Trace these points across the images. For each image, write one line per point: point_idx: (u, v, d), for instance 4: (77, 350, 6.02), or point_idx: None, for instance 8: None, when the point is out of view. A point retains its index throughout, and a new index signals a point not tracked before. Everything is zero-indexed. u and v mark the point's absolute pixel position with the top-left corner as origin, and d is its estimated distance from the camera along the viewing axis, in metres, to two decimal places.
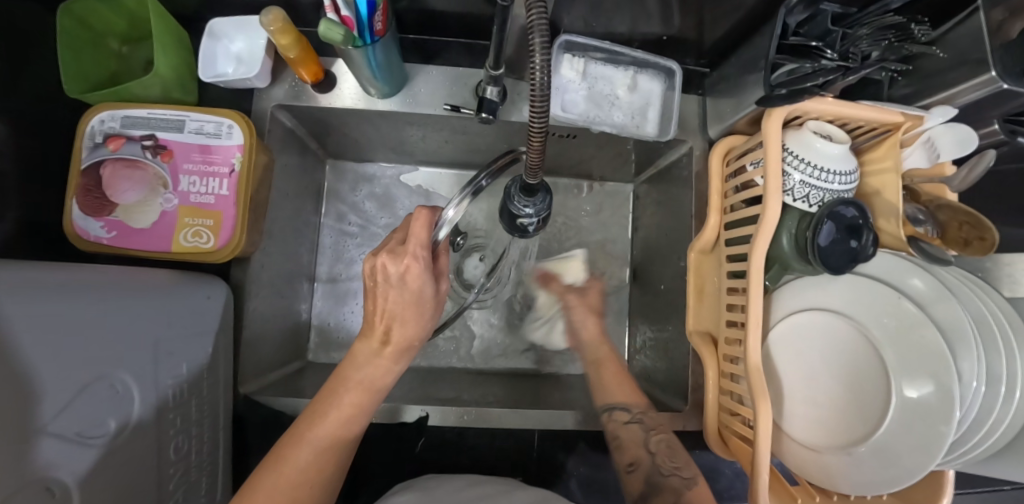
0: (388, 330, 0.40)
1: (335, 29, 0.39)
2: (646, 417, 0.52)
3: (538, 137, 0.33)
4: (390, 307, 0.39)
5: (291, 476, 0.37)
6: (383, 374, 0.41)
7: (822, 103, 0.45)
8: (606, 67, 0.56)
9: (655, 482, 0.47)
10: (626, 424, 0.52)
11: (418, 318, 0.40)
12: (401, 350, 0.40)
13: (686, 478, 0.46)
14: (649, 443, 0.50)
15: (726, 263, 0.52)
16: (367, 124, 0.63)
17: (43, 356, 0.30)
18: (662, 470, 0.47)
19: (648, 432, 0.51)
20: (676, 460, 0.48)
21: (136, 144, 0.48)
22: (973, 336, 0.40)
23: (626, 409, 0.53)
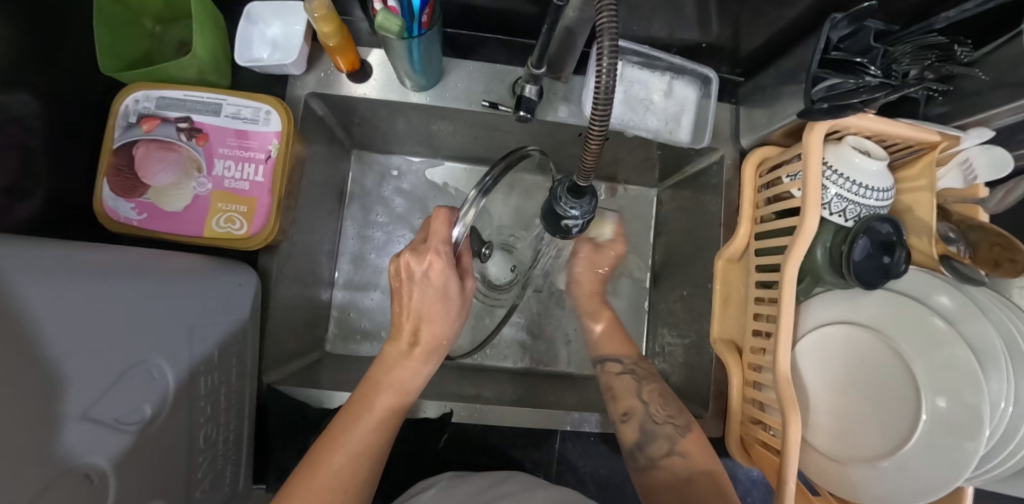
0: (418, 329, 0.42)
1: (391, 20, 0.39)
2: (637, 368, 0.57)
3: (596, 140, 0.33)
4: (417, 308, 0.42)
5: (330, 479, 0.36)
6: (413, 374, 0.42)
7: (865, 119, 0.45)
8: (642, 71, 0.56)
9: (648, 430, 0.50)
10: (618, 375, 0.57)
11: (445, 314, 0.42)
12: (429, 349, 0.42)
13: (677, 426, 0.50)
14: (642, 392, 0.54)
15: (756, 272, 0.52)
16: (397, 115, 0.62)
17: (85, 340, 0.29)
18: (655, 418, 0.51)
19: (638, 380, 0.55)
20: (667, 408, 0.52)
21: (170, 126, 0.47)
22: (1002, 355, 0.41)
23: (617, 361, 0.59)
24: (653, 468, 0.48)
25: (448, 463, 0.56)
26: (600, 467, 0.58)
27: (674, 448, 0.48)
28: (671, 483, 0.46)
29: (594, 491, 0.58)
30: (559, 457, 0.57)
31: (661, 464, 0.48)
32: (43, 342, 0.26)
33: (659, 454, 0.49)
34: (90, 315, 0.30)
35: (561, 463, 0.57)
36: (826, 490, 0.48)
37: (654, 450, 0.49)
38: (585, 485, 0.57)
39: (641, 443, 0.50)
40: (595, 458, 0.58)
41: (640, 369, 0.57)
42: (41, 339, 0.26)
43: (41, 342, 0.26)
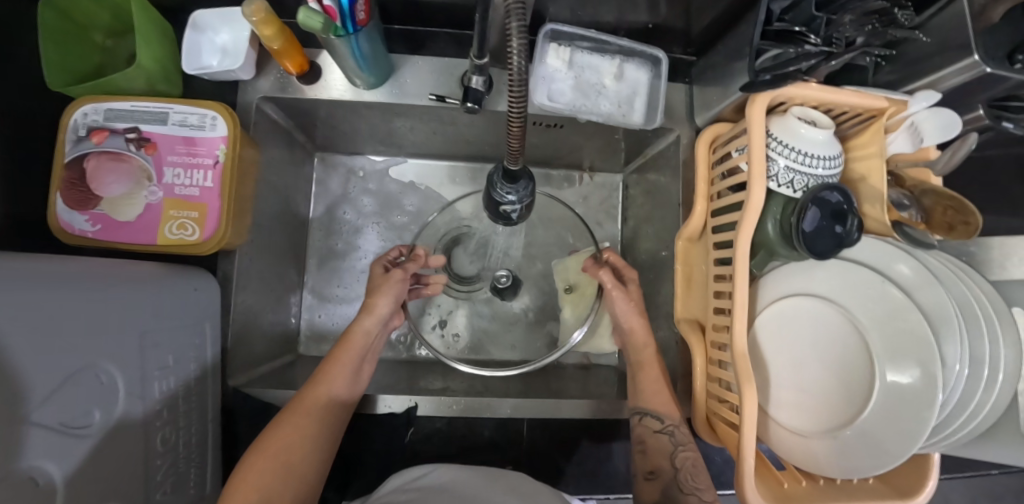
0: (366, 302, 0.55)
1: (314, 17, 0.39)
2: (677, 431, 0.52)
3: (518, 124, 0.33)
4: (373, 293, 0.55)
5: (311, 405, 0.46)
6: (365, 331, 0.54)
7: (807, 89, 0.45)
8: (593, 56, 0.56)
9: (671, 495, 0.48)
10: (656, 433, 0.52)
11: (390, 287, 0.56)
12: (370, 308, 0.54)
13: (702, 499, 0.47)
14: (675, 458, 0.50)
15: (713, 250, 0.52)
16: (354, 116, 0.63)
17: (35, 344, 0.30)
18: (682, 486, 0.49)
19: (676, 445, 0.51)
20: (697, 480, 0.49)
21: (120, 137, 0.47)
22: (956, 319, 0.40)
23: (658, 418, 0.53)
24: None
25: (418, 456, 0.56)
26: (572, 455, 0.58)
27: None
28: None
29: (565, 478, 0.58)
30: (529, 445, 0.58)
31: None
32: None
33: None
34: (40, 320, 0.31)
35: (531, 452, 0.58)
36: (791, 465, 0.48)
37: None
38: (556, 471, 0.58)
39: None
40: (565, 444, 0.58)
41: (680, 435, 0.51)
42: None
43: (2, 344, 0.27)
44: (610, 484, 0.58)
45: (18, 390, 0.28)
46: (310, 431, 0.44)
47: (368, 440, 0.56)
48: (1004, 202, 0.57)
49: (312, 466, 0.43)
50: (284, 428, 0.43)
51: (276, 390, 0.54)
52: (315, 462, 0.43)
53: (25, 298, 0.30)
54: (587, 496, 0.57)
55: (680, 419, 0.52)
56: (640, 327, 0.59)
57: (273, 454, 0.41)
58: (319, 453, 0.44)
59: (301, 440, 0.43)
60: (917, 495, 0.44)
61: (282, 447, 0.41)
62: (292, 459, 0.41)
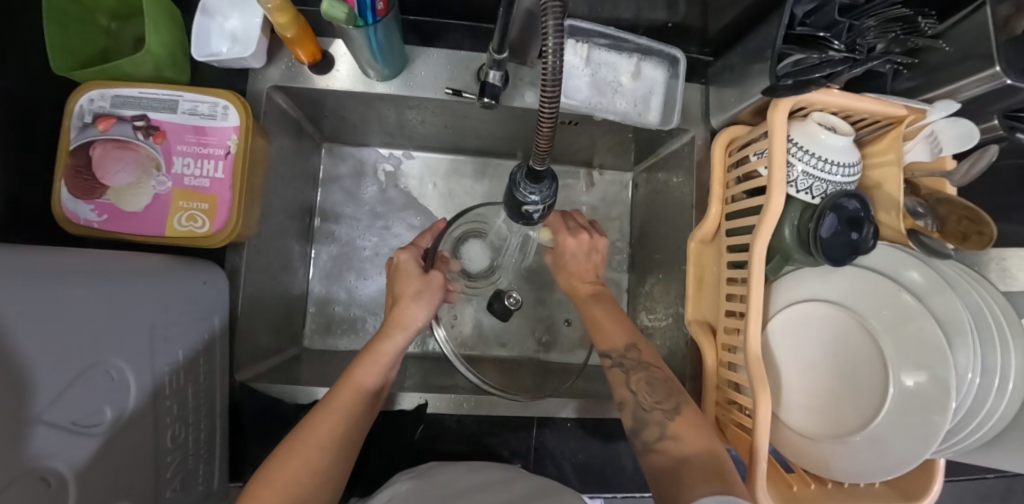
0: (394, 313, 0.51)
1: (338, 7, 0.38)
2: (626, 359, 0.51)
3: (548, 123, 0.32)
4: (401, 303, 0.51)
5: (323, 437, 0.41)
6: (394, 347, 0.49)
7: (829, 95, 0.45)
8: (610, 54, 0.56)
9: (639, 417, 0.47)
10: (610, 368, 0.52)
11: (422, 300, 0.51)
12: (400, 324, 0.50)
13: (666, 411, 0.46)
14: (630, 382, 0.50)
15: (727, 253, 0.52)
16: (364, 107, 0.61)
17: (47, 341, 0.29)
18: (644, 405, 0.48)
19: (628, 372, 0.50)
20: (655, 394, 0.48)
21: (127, 125, 0.46)
22: (970, 329, 0.41)
23: (605, 355, 0.53)
24: (650, 453, 0.45)
25: (427, 454, 0.56)
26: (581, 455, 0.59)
27: (666, 433, 0.45)
28: (667, 469, 0.42)
29: (573, 477, 0.58)
30: (538, 443, 0.58)
31: (656, 449, 0.45)
32: (8, 343, 0.26)
33: (653, 439, 0.45)
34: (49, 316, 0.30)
35: (539, 450, 0.58)
36: (800, 467, 0.48)
37: (648, 435, 0.46)
38: (564, 470, 0.58)
39: (635, 430, 0.47)
40: (574, 443, 0.58)
41: (630, 361, 0.51)
42: (5, 344, 0.26)
43: (12, 342, 0.26)
44: (618, 483, 0.58)
45: (24, 388, 0.27)
46: (324, 465, 0.39)
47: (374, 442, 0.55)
48: (1015, 211, 0.58)
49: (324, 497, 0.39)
50: (291, 462, 0.38)
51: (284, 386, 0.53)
52: (332, 486, 0.40)
53: (34, 292, 0.29)
54: (594, 495, 0.57)
55: (625, 346, 0.52)
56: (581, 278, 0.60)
57: (279, 489, 0.36)
58: (332, 485, 0.40)
59: (311, 475, 0.38)
60: (922, 499, 0.45)
61: (291, 484, 0.37)
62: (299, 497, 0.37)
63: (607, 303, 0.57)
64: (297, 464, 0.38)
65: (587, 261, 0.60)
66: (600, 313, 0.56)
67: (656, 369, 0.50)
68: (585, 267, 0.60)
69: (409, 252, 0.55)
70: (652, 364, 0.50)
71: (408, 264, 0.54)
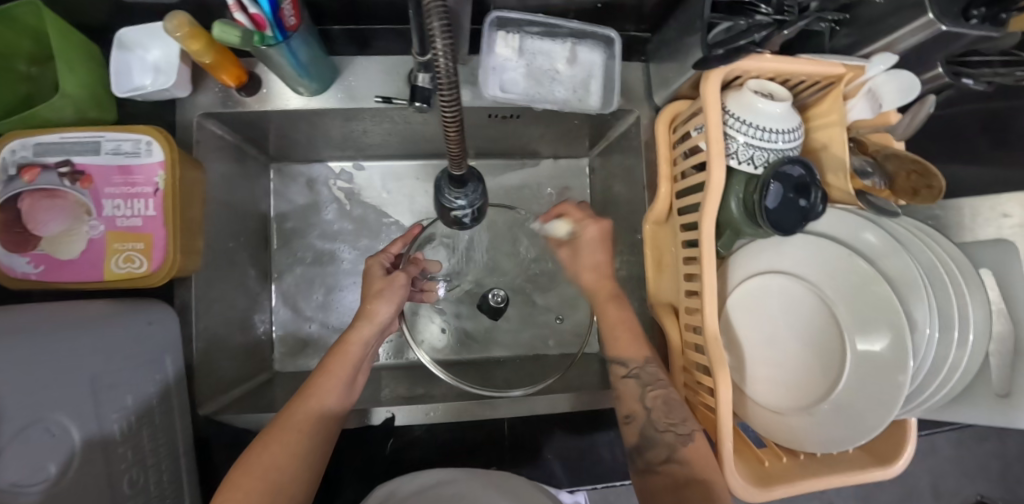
0: (364, 308, 0.50)
1: (229, 30, 0.38)
2: (643, 371, 0.48)
3: (454, 128, 0.31)
4: (370, 299, 0.50)
5: (297, 426, 0.41)
6: (361, 339, 0.49)
7: (760, 61, 0.43)
8: (544, 42, 0.54)
9: (648, 436, 0.45)
10: (623, 378, 0.49)
11: (390, 295, 0.50)
12: (366, 315, 0.49)
13: (680, 434, 0.44)
14: (645, 399, 0.47)
15: (680, 232, 0.51)
16: (303, 124, 0.60)
17: None
18: (657, 425, 0.45)
19: (644, 386, 0.47)
20: (671, 415, 0.45)
21: (52, 173, 0.45)
22: (923, 284, 0.40)
23: (622, 364, 0.50)
24: (652, 473, 0.44)
25: (402, 464, 0.57)
26: (555, 446, 0.60)
27: (673, 454, 0.43)
28: (670, 490, 0.41)
29: (564, 476, 0.60)
30: (512, 443, 0.60)
31: (660, 470, 0.43)
32: None
33: (658, 460, 0.44)
34: None
35: (514, 449, 0.60)
36: (772, 442, 0.48)
37: (653, 456, 0.45)
38: (553, 470, 0.60)
39: (640, 447, 0.46)
40: (549, 441, 0.60)
41: (647, 374, 0.48)
42: None
43: None
44: (596, 473, 0.60)
45: None
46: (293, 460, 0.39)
47: (348, 456, 0.56)
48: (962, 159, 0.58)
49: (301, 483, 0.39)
50: (265, 450, 0.39)
51: (251, 414, 0.53)
52: (309, 471, 0.40)
53: None
54: (575, 488, 0.60)
55: (646, 359, 0.49)
56: (592, 274, 0.54)
57: (256, 479, 0.37)
58: (306, 472, 0.40)
59: (285, 463, 0.39)
60: (895, 462, 0.44)
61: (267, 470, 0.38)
62: (275, 486, 0.37)
63: (626, 307, 0.53)
64: (270, 454, 0.39)
65: (603, 253, 0.53)
66: (615, 316, 0.52)
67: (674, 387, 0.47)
68: (603, 260, 0.53)
69: (380, 258, 0.54)
70: (669, 382, 0.48)
71: (377, 269, 0.52)
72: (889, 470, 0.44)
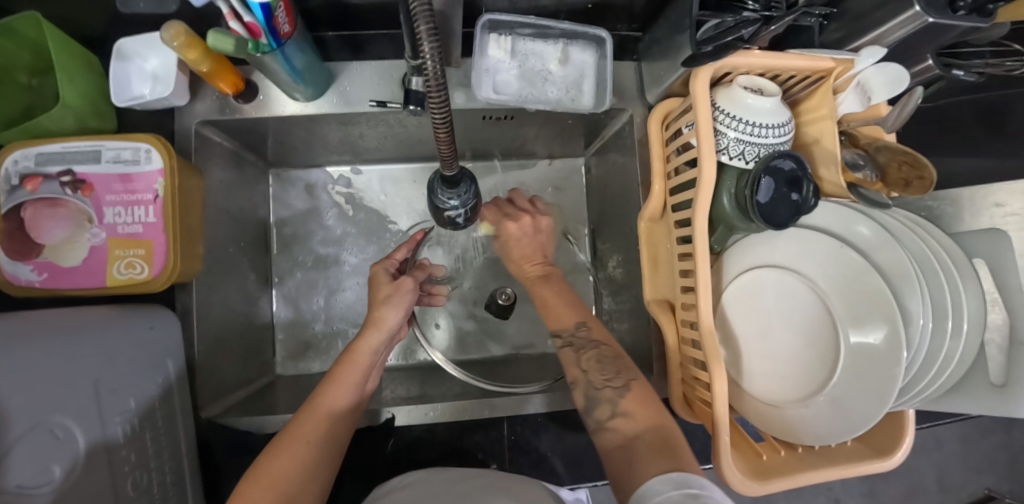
0: (372, 315, 0.50)
1: (224, 40, 0.38)
2: (576, 338, 0.50)
3: (444, 129, 0.31)
4: (380, 306, 0.50)
5: (307, 434, 0.42)
6: (371, 346, 0.49)
7: (749, 56, 0.43)
8: (535, 43, 0.55)
9: (591, 396, 0.46)
10: (562, 349, 0.51)
11: (397, 303, 0.50)
12: (375, 323, 0.49)
13: (617, 389, 0.45)
14: (581, 362, 0.48)
15: (674, 229, 0.51)
16: (300, 129, 0.61)
17: None
18: (594, 384, 0.46)
19: (578, 352, 0.49)
20: (606, 371, 0.47)
21: (54, 182, 0.46)
22: (916, 275, 0.41)
23: (557, 335, 0.51)
24: (603, 432, 0.44)
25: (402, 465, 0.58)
26: (555, 444, 0.60)
27: (618, 410, 0.44)
28: (619, 446, 0.42)
29: (566, 473, 0.61)
30: (511, 442, 0.60)
31: (609, 427, 0.44)
32: None
33: (605, 417, 0.44)
34: None
35: (514, 448, 0.60)
36: (769, 436, 0.48)
37: (598, 414, 0.45)
38: (554, 467, 0.60)
39: (587, 409, 0.46)
40: (549, 439, 0.60)
41: (581, 339, 0.50)
42: None
43: None
44: (597, 470, 0.60)
45: None
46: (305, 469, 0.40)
47: (347, 456, 0.57)
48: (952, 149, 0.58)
49: (312, 492, 0.39)
50: (278, 459, 0.39)
51: (253, 417, 0.54)
52: (319, 480, 0.40)
53: None
54: (577, 485, 0.60)
55: (576, 324, 0.51)
56: (528, 250, 0.57)
57: (268, 486, 0.37)
58: (317, 481, 0.40)
59: (297, 472, 0.39)
60: (894, 453, 0.44)
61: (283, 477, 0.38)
62: (286, 494, 0.37)
63: (556, 283, 0.55)
64: (282, 462, 0.39)
65: (531, 243, 0.57)
66: (549, 295, 0.54)
67: (607, 347, 0.49)
68: (529, 251, 0.57)
69: (383, 263, 0.54)
70: (602, 342, 0.49)
71: (383, 274, 0.53)
72: (888, 462, 0.44)
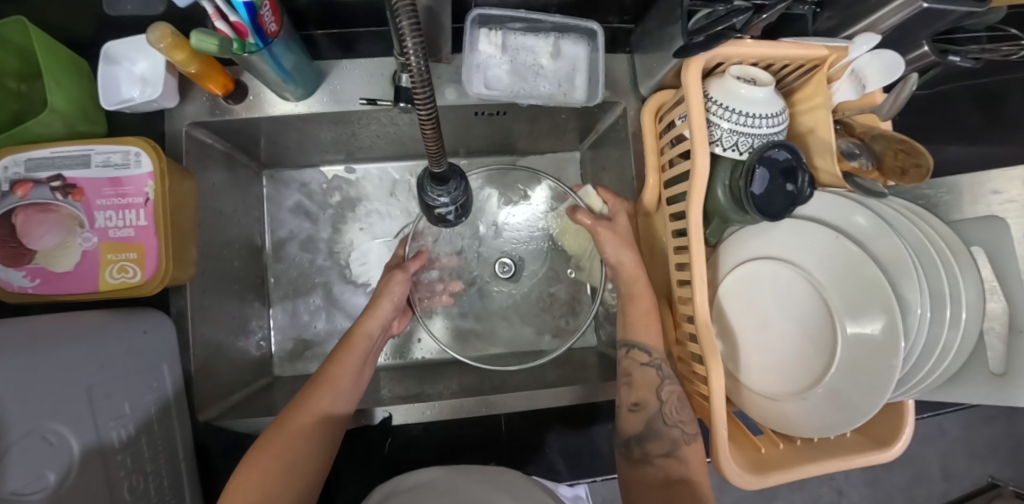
0: (370, 304, 0.53)
1: (207, 40, 0.38)
2: (664, 365, 0.49)
3: (431, 124, 0.30)
4: (377, 297, 0.53)
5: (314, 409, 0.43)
6: (368, 332, 0.51)
7: (741, 46, 0.42)
8: (527, 37, 0.54)
9: (655, 428, 0.47)
10: (642, 366, 0.49)
11: (390, 295, 0.53)
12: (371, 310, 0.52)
13: (686, 433, 0.47)
14: (662, 391, 0.47)
15: (670, 222, 0.51)
16: (292, 130, 0.61)
17: None
18: (667, 419, 0.47)
19: (664, 379, 0.48)
20: (682, 413, 0.47)
21: (44, 188, 0.45)
22: (913, 264, 0.40)
23: (646, 351, 0.49)
24: (646, 466, 0.47)
25: (401, 465, 0.58)
26: (553, 441, 0.60)
27: (675, 450, 0.46)
28: (659, 485, 0.45)
29: (565, 470, 0.61)
30: (509, 439, 0.60)
31: (654, 464, 0.47)
32: None
33: (657, 452, 0.47)
34: None
35: (513, 445, 0.60)
36: (768, 429, 0.47)
37: (655, 446, 0.47)
38: (552, 463, 0.60)
39: (640, 437, 0.48)
40: (547, 435, 0.60)
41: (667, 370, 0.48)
42: None
43: None
44: (595, 466, 0.60)
45: None
46: (304, 449, 0.41)
47: (345, 456, 0.57)
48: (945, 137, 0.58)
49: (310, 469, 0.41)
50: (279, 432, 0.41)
51: (250, 419, 0.54)
52: (318, 457, 0.42)
53: None
54: (576, 482, 0.60)
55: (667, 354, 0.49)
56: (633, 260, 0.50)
57: (270, 459, 0.39)
58: (315, 457, 0.42)
59: (299, 446, 0.41)
60: (893, 444, 0.44)
61: (282, 449, 0.40)
62: (282, 470, 0.39)
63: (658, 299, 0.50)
64: (284, 437, 0.41)
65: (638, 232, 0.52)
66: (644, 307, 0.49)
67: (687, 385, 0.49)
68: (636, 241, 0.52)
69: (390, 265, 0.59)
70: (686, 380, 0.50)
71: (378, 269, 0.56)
72: (887, 452, 0.44)
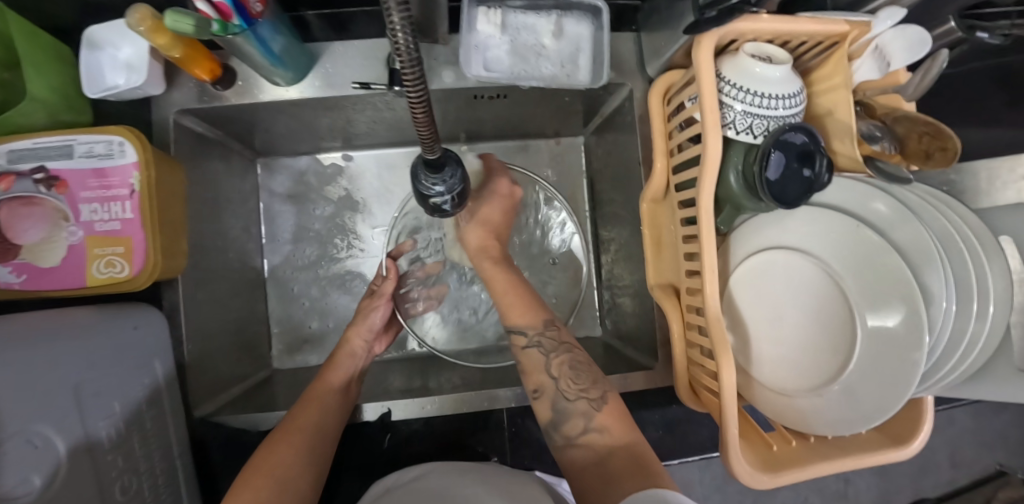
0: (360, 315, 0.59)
1: (182, 19, 0.38)
2: (544, 339, 0.50)
3: (421, 108, 0.28)
4: (360, 315, 0.58)
5: (324, 402, 0.48)
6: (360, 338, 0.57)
7: (757, 22, 0.40)
8: (526, 16, 0.51)
9: (560, 407, 0.45)
10: (524, 349, 0.50)
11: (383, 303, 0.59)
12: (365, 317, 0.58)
13: (593, 400, 0.44)
14: (551, 367, 0.48)
15: (678, 209, 0.48)
16: (286, 117, 0.59)
17: None
18: (566, 394, 0.45)
19: (547, 355, 0.48)
20: (578, 380, 0.46)
21: (27, 180, 0.44)
22: (938, 254, 0.38)
23: (523, 333, 0.51)
24: (571, 448, 0.43)
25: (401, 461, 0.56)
26: None
27: (590, 425, 0.43)
28: (591, 462, 0.41)
29: None
30: (512, 434, 0.59)
31: (578, 443, 0.43)
32: None
33: (574, 432, 0.44)
34: None
35: (516, 440, 0.59)
36: (780, 425, 0.46)
37: (569, 426, 0.44)
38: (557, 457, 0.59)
39: (555, 423, 0.45)
40: None
41: (548, 340, 0.50)
42: None
43: None
44: None
45: None
46: (316, 435, 0.44)
47: (344, 451, 0.56)
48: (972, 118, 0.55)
49: (325, 452, 0.44)
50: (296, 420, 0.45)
51: (247, 415, 0.53)
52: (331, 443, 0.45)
53: None
54: None
55: (542, 325, 0.51)
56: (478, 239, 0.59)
57: (293, 439, 0.42)
58: (328, 442, 0.45)
59: (316, 431, 0.45)
60: (911, 441, 0.42)
61: (299, 431, 0.43)
62: (306, 450, 0.42)
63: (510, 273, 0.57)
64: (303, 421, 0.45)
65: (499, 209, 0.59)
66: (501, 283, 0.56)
67: (577, 352, 0.49)
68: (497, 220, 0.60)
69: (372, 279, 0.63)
70: (572, 346, 0.50)
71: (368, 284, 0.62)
72: (905, 450, 0.42)
